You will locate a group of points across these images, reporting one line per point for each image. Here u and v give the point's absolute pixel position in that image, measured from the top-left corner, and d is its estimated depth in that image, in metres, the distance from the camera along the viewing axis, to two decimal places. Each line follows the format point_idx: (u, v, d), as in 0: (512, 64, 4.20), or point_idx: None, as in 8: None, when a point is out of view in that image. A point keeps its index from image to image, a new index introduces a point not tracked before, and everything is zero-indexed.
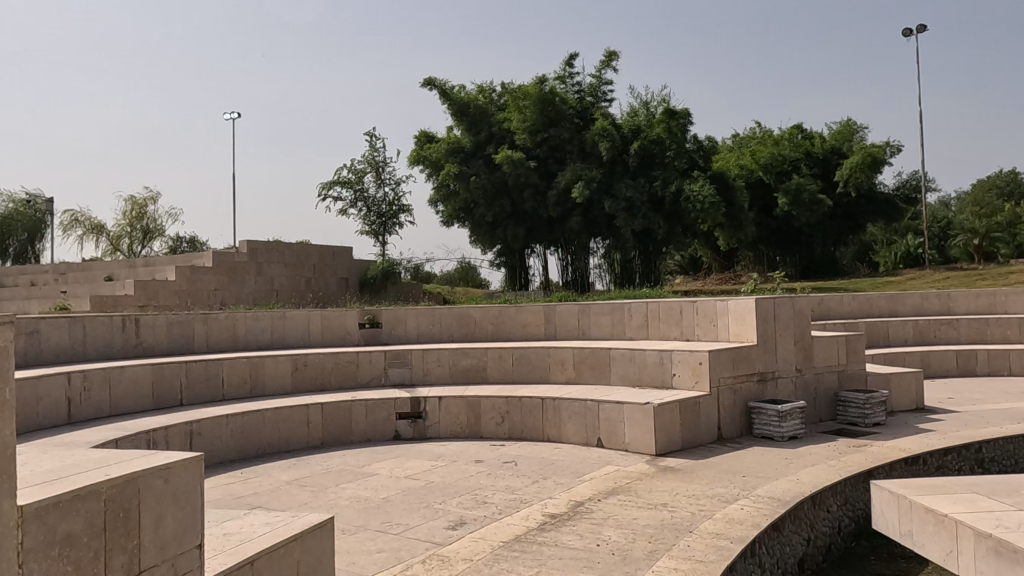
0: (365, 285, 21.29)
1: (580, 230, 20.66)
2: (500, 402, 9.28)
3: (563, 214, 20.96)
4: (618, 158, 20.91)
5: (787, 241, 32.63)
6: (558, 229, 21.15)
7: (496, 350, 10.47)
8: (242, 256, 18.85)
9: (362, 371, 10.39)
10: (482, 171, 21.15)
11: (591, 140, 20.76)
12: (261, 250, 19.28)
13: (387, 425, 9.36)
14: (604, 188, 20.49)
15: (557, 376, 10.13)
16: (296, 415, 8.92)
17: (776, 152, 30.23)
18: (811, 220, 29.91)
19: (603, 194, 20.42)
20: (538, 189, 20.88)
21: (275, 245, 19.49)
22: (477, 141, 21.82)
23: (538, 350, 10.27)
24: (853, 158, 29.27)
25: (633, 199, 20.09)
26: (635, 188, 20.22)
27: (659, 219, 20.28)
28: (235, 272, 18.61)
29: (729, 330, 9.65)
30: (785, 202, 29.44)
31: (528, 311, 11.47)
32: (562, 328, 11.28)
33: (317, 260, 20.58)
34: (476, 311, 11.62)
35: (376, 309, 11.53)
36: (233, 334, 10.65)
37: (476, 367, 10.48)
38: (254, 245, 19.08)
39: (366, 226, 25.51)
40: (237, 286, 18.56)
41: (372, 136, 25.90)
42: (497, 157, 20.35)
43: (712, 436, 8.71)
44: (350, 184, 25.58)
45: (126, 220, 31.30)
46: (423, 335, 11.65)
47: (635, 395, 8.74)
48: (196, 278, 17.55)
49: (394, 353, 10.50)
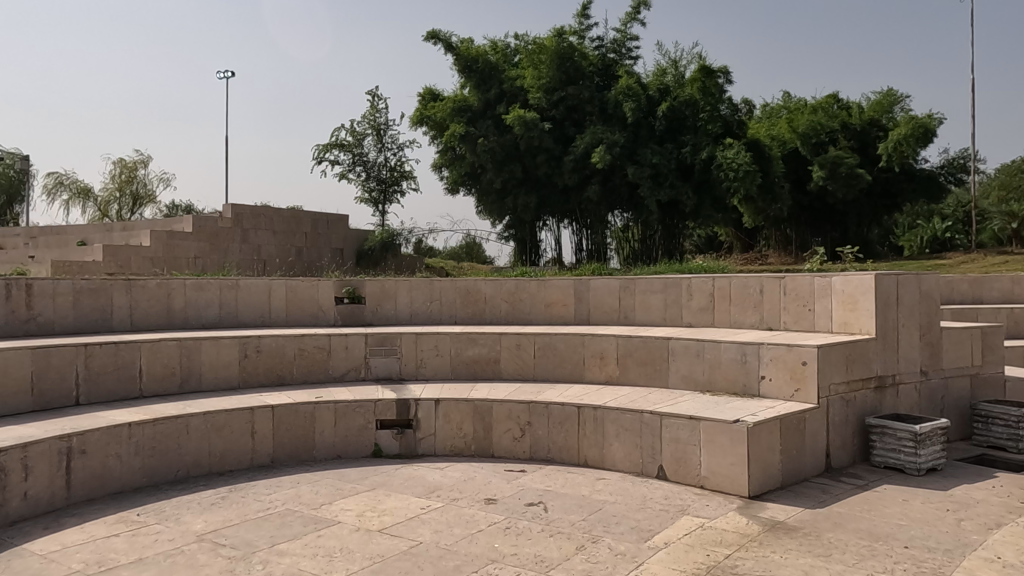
0: (364, 258, 18.53)
1: (599, 200, 17.89)
2: (520, 409, 6.75)
3: (580, 182, 18.12)
4: (644, 120, 18.09)
5: (818, 219, 29.14)
6: (574, 198, 18.26)
7: (514, 337, 7.91)
8: (225, 221, 16.30)
9: (334, 362, 7.86)
10: (491, 132, 18.29)
11: (614, 100, 17.92)
12: (247, 214, 16.73)
13: (363, 437, 6.83)
14: (628, 154, 17.71)
15: (593, 374, 7.58)
16: (236, 422, 6.41)
17: (815, 120, 27.06)
18: (849, 196, 26.87)
19: (626, 159, 17.65)
20: (553, 154, 18.06)
21: (263, 210, 16.91)
22: (486, 99, 18.91)
23: (569, 338, 7.71)
24: (899, 129, 26.26)
25: (659, 165, 17.37)
26: (662, 153, 17.49)
27: (688, 189, 17.58)
28: (214, 239, 16.04)
29: (831, 317, 7.08)
30: (821, 174, 26.31)
31: (553, 287, 8.88)
32: (597, 309, 8.70)
33: (310, 228, 17.97)
34: (486, 285, 9.06)
35: (359, 281, 8.96)
36: (167, 309, 8.07)
37: (485, 358, 7.95)
38: (240, 210, 16.55)
39: (365, 193, 22.88)
40: (215, 252, 15.97)
41: (374, 96, 23.20)
42: (508, 117, 17.47)
43: (819, 468, 6.18)
44: (348, 146, 22.88)
45: (116, 185, 28.58)
46: (418, 314, 9.08)
47: (712, 406, 6.20)
48: (173, 244, 15.02)
49: (378, 337, 7.96)
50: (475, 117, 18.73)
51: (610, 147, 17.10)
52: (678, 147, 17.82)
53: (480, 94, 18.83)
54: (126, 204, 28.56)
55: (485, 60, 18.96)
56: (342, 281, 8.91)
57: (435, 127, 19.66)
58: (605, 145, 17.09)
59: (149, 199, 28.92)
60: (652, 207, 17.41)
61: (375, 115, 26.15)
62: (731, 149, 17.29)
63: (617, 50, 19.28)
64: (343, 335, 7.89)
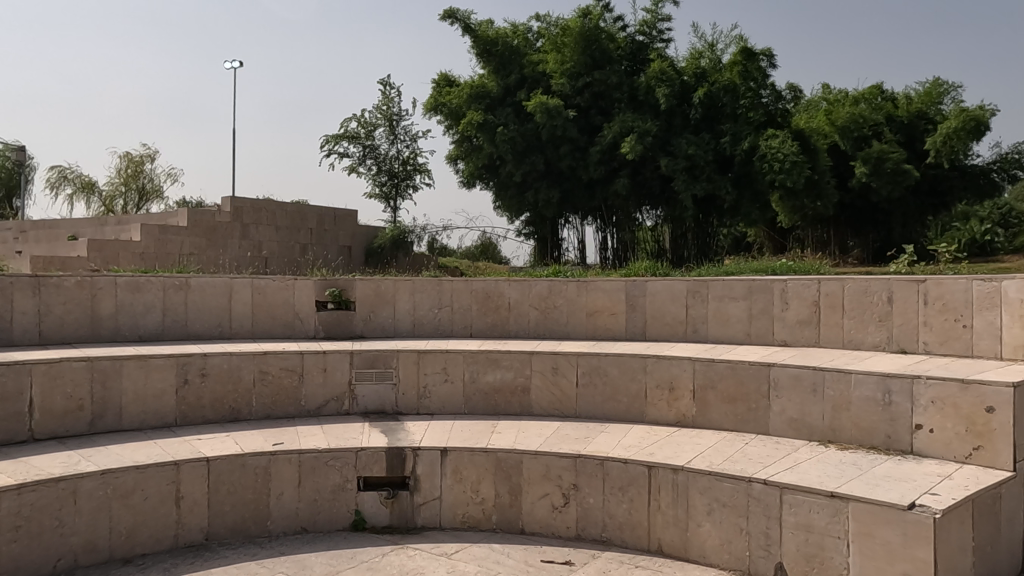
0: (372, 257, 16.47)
1: (628, 195, 14.07)
2: (561, 465, 4.73)
3: (609, 176, 14.29)
4: (679, 107, 13.95)
5: (856, 219, 21.91)
6: (602, 192, 14.39)
7: (548, 357, 5.87)
8: (223, 215, 13.86)
9: (307, 390, 5.86)
10: (512, 121, 14.44)
11: (644, 86, 13.87)
12: (248, 208, 14.29)
13: (337, 500, 4.85)
14: (662, 142, 13.73)
15: (659, 412, 5.54)
16: (152, 485, 4.40)
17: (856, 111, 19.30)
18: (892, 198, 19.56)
19: (661, 149, 13.68)
20: (579, 145, 14.18)
21: (267, 205, 14.39)
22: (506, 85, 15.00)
23: (626, 361, 5.68)
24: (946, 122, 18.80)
25: (698, 154, 13.38)
26: (700, 142, 13.48)
27: (726, 182, 13.60)
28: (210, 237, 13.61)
29: (1000, 338, 4.98)
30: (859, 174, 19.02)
31: (597, 291, 6.85)
32: (656, 321, 6.65)
33: (315, 225, 15.42)
34: (511, 290, 7.02)
35: (347, 281, 6.95)
36: (91, 316, 6.10)
37: (509, 387, 5.92)
38: (241, 204, 13.95)
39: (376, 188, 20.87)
40: (210, 248, 13.54)
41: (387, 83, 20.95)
42: (529, 103, 13.75)
43: (1015, 569, 4.08)
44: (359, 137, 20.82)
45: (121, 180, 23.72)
46: (422, 325, 7.08)
47: (853, 472, 4.16)
48: (166, 239, 12.69)
49: (367, 356, 5.95)
50: (495, 104, 14.78)
51: (645, 136, 13.26)
52: (716, 135, 13.75)
53: (500, 79, 14.82)
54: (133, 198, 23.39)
55: (504, 39, 14.95)
56: (326, 283, 6.91)
57: (448, 119, 15.64)
58: (637, 134, 13.23)
59: (152, 194, 23.38)
60: (686, 202, 13.50)
61: (388, 104, 24.17)
62: (779, 136, 13.23)
63: (647, 31, 15.13)
64: (316, 353, 5.89)
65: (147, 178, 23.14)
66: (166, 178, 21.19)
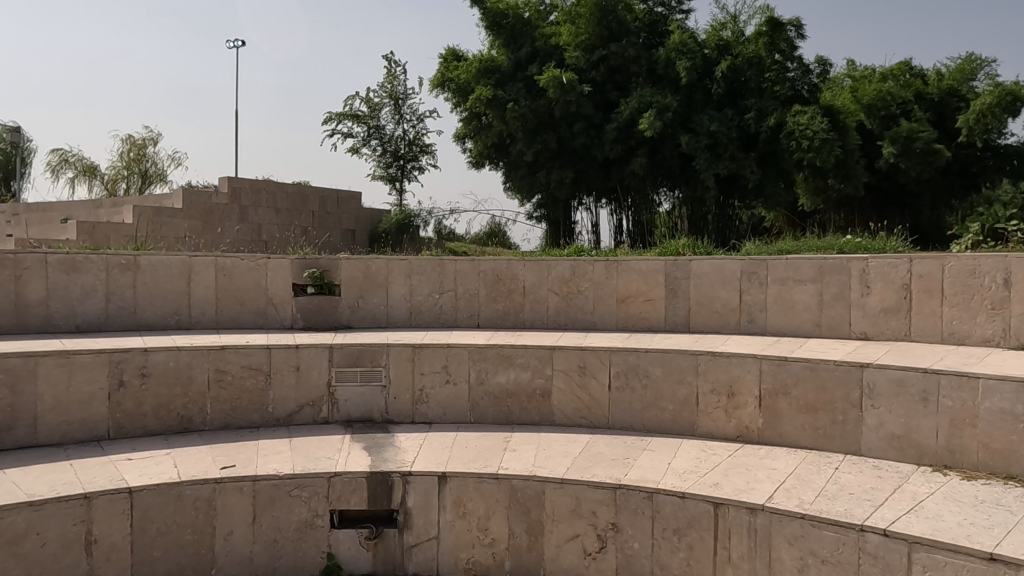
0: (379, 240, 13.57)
1: (647, 176, 11.51)
2: (596, 498, 3.60)
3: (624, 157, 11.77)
4: (699, 81, 11.41)
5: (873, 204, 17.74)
6: (618, 172, 11.77)
7: (574, 353, 4.72)
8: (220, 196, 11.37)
9: (276, 393, 4.73)
10: (523, 95, 11.72)
11: (662, 57, 11.33)
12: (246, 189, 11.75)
13: (305, 540, 3.76)
14: (682, 119, 11.24)
15: (714, 424, 4.42)
16: (52, 527, 3.28)
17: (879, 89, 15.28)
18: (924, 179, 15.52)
19: (680, 126, 11.21)
20: (594, 122, 11.57)
21: (268, 184, 11.96)
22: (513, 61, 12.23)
23: (672, 360, 4.52)
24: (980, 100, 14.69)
25: (722, 130, 10.99)
26: (723, 120, 11.08)
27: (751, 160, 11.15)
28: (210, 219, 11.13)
29: None
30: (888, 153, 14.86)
31: (630, 274, 5.67)
32: (702, 310, 5.49)
33: (318, 208, 12.83)
34: (526, 272, 5.85)
35: (331, 261, 5.82)
36: (15, 302, 5.00)
37: (523, 390, 4.78)
38: (238, 183, 11.56)
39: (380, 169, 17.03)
40: (208, 232, 11.05)
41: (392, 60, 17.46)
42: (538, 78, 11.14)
43: None
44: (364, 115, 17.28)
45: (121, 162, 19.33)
46: (420, 313, 5.94)
47: (1001, 515, 3.01)
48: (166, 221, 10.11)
49: (349, 351, 4.81)
50: (505, 78, 11.99)
51: (666, 112, 10.87)
52: (741, 113, 11.30)
53: (509, 50, 12.09)
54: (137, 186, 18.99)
55: (514, 7, 12.16)
56: (304, 263, 5.76)
57: (458, 96, 12.91)
58: (657, 109, 10.81)
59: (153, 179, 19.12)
60: (711, 181, 11.06)
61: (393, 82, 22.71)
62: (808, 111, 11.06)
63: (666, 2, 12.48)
64: (280, 348, 4.74)
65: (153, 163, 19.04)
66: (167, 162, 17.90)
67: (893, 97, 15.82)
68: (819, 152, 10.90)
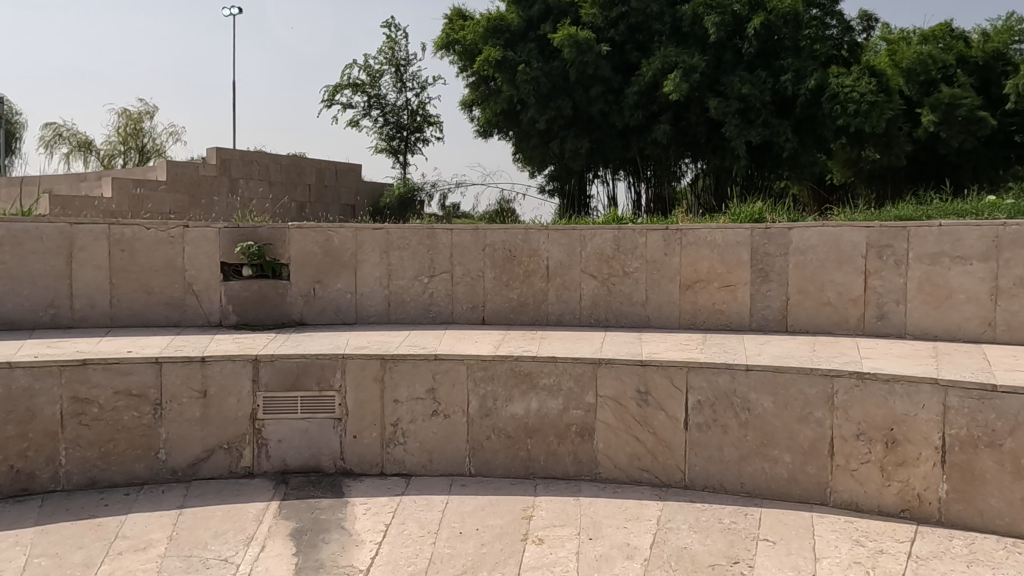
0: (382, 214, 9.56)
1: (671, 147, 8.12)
2: None
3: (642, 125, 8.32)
4: (730, 36, 8.01)
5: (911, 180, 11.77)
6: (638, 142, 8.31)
7: (630, 369, 3.03)
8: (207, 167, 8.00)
9: (172, 431, 3.09)
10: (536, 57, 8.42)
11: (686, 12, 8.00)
12: (237, 162, 8.30)
13: None
14: (708, 82, 7.92)
15: (858, 488, 2.76)
16: None
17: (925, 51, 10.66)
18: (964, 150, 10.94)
19: (705, 91, 7.91)
20: (612, 85, 8.28)
21: (258, 151, 8.52)
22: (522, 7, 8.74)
23: (786, 385, 2.85)
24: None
25: (755, 95, 7.69)
26: (755, 82, 7.79)
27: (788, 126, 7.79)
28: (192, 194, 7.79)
29: None
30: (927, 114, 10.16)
31: (698, 248, 3.96)
32: (802, 300, 3.81)
33: (315, 181, 9.24)
34: (549, 246, 4.13)
35: (275, 230, 4.13)
36: None
37: (545, 424, 3.11)
38: (226, 151, 8.23)
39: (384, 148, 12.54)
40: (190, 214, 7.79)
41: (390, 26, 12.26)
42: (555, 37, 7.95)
43: None
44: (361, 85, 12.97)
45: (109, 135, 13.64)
46: (401, 304, 4.21)
47: None
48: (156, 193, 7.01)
49: (283, 366, 3.15)
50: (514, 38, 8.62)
51: (691, 75, 7.65)
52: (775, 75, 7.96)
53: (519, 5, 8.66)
54: (134, 161, 13.47)
55: None
56: (237, 234, 4.11)
57: (457, 58, 9.15)
58: (680, 71, 7.60)
59: (156, 153, 13.61)
60: (740, 154, 7.75)
61: None
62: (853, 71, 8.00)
63: None
64: (175, 362, 3.07)
65: (155, 131, 13.68)
66: (165, 132, 12.85)
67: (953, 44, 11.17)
68: (866, 120, 8.00)
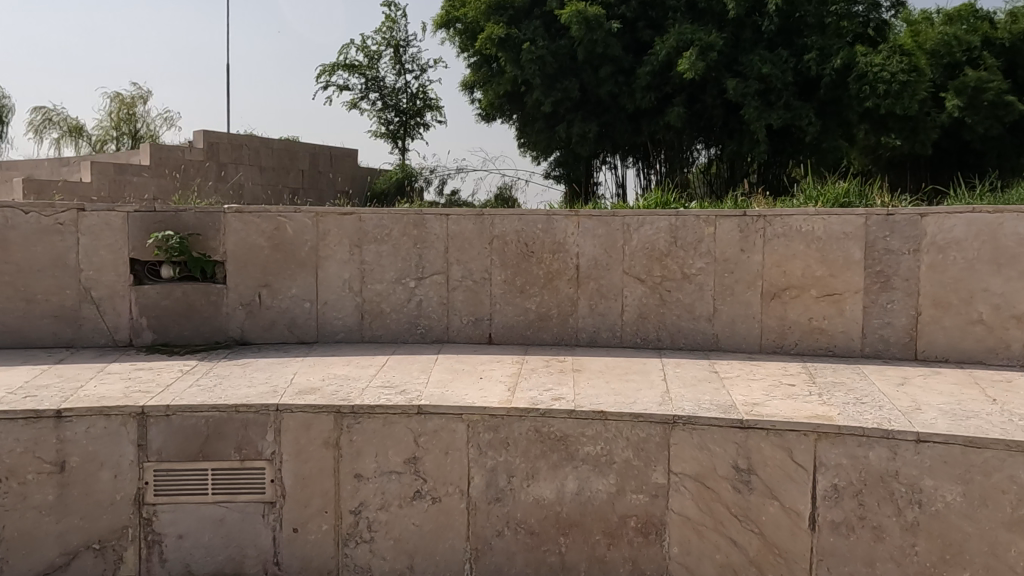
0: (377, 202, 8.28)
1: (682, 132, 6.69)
2: None
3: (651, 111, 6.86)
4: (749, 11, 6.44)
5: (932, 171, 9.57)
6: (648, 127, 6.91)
7: (722, 433, 1.93)
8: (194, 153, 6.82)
9: (12, 526, 2.00)
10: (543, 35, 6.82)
11: None
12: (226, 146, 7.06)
13: None
14: (725, 61, 6.43)
15: None
16: None
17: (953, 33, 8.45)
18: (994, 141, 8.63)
19: (722, 70, 6.42)
20: (622, 66, 6.74)
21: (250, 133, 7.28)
22: None
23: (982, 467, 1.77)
24: None
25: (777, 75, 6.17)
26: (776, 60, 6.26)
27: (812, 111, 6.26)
28: (178, 181, 6.59)
29: None
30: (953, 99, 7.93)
31: (788, 243, 2.85)
32: (939, 317, 2.71)
33: (310, 166, 7.98)
34: (580, 238, 3.02)
35: (205, 218, 3.03)
36: None
37: (587, 513, 2.02)
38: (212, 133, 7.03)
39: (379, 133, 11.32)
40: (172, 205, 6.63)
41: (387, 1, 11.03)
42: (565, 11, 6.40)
43: None
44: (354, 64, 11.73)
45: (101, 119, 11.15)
46: (377, 316, 3.11)
47: None
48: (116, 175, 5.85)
49: (185, 424, 2.05)
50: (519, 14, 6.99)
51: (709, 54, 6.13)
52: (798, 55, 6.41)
53: None
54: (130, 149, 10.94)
55: None
56: (152, 221, 3.01)
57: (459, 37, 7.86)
58: (696, 48, 6.07)
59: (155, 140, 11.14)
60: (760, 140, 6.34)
61: None
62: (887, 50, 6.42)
63: None
64: (13, 419, 1.97)
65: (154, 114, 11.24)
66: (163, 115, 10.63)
67: (987, 16, 8.83)
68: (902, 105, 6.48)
